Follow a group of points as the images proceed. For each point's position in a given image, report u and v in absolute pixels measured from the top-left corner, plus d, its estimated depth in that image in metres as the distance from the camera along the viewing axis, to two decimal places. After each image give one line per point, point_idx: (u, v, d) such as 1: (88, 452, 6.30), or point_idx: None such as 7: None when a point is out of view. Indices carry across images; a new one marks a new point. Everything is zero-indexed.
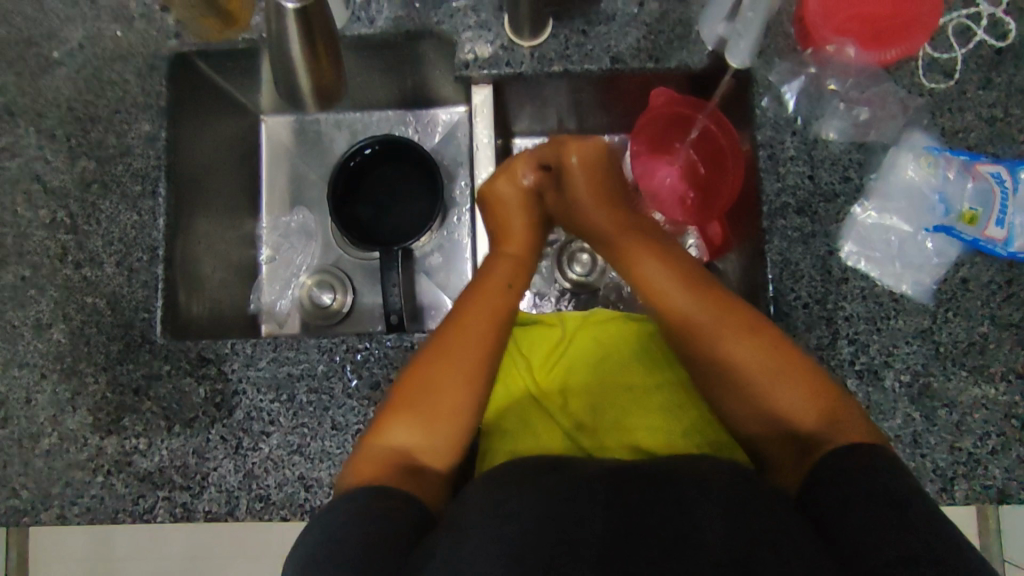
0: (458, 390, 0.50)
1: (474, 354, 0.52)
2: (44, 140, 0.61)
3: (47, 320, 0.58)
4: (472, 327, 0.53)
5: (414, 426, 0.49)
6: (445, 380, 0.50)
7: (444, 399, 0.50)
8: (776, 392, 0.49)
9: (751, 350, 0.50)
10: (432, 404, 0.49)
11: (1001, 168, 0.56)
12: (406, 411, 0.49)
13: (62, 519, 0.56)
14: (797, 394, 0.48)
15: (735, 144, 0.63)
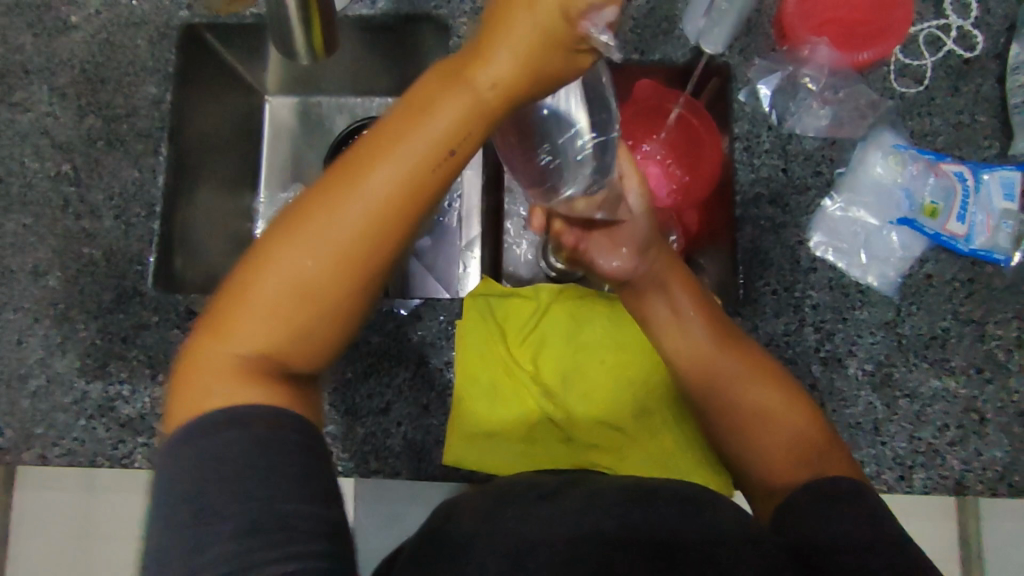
0: (311, 298, 0.35)
1: (346, 259, 0.34)
2: (56, 97, 0.64)
3: (44, 267, 0.61)
4: (344, 225, 0.34)
5: (268, 302, 0.35)
6: (293, 285, 0.35)
7: (326, 265, 0.34)
8: (744, 393, 0.50)
9: (731, 350, 0.51)
10: (287, 280, 0.35)
11: (964, 169, 0.60)
12: (256, 283, 0.35)
13: (42, 459, 0.58)
14: (760, 396, 0.49)
15: (714, 137, 0.65)
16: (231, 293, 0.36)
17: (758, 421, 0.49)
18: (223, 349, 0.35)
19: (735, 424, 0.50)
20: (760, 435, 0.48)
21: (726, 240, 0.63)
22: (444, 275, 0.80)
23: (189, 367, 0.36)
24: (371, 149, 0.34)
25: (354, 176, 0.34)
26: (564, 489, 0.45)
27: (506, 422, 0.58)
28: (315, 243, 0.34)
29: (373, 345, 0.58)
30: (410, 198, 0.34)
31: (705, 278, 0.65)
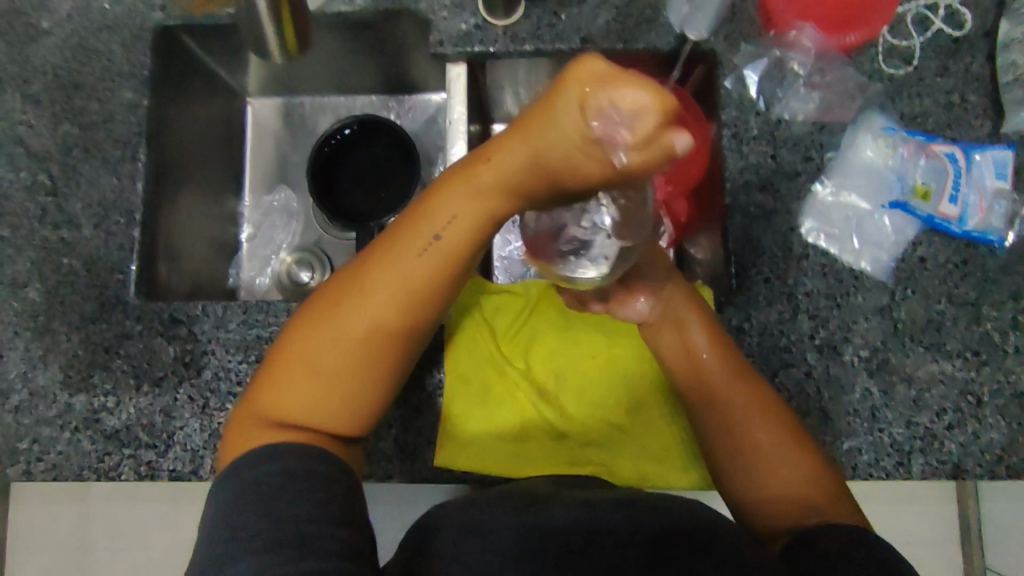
0: (342, 369, 0.45)
1: (379, 341, 0.45)
2: (29, 105, 0.62)
3: (23, 279, 0.60)
4: (379, 308, 0.45)
5: (336, 337, 0.45)
6: (331, 354, 0.45)
7: (377, 297, 0.44)
8: (744, 420, 0.50)
9: (727, 370, 0.51)
10: (358, 328, 0.45)
11: (956, 149, 0.58)
12: (329, 318, 0.45)
13: (28, 474, 0.57)
14: (763, 433, 0.49)
15: (701, 123, 0.64)
16: (310, 325, 0.45)
17: (758, 447, 0.49)
18: (302, 373, 0.45)
19: (737, 459, 0.50)
20: (765, 469, 0.49)
21: (719, 227, 0.61)
22: None
23: (273, 378, 0.45)
24: (417, 236, 0.44)
25: (401, 249, 0.44)
26: (549, 500, 0.43)
27: (497, 423, 0.57)
28: (376, 300, 0.44)
29: None
30: (448, 260, 0.44)
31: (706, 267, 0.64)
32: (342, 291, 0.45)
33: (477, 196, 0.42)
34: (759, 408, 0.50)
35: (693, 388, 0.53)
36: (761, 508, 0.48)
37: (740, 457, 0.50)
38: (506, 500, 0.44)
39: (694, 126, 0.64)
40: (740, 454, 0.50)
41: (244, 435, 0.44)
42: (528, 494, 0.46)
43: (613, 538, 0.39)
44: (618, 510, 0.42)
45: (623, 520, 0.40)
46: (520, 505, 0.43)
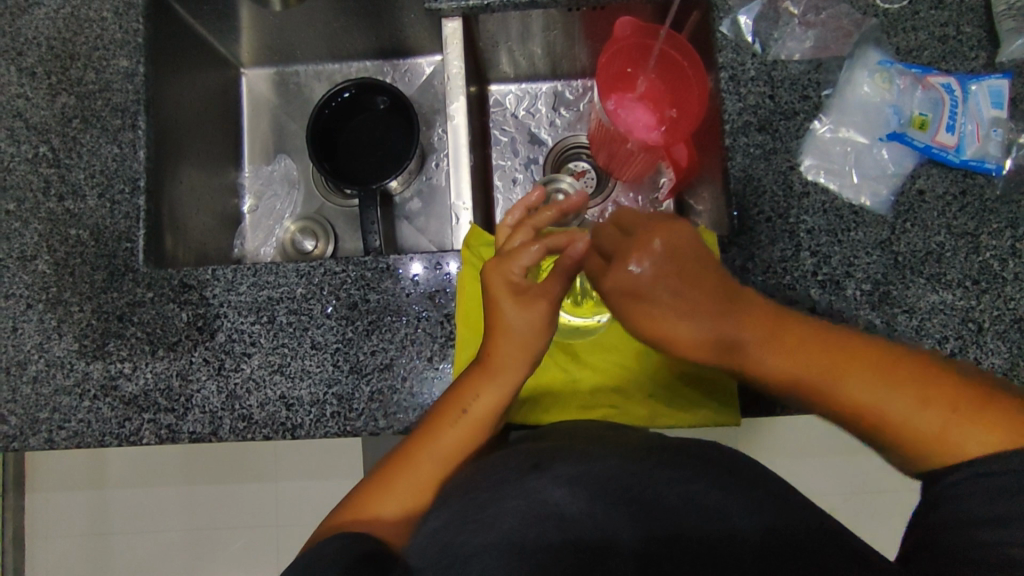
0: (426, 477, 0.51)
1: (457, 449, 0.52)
2: (25, 77, 0.63)
3: (31, 251, 0.60)
4: (459, 424, 0.52)
5: (399, 497, 0.51)
6: (415, 475, 0.51)
7: (425, 490, 0.51)
8: (861, 397, 0.44)
9: (812, 334, 0.46)
10: (416, 481, 0.51)
11: (952, 80, 0.59)
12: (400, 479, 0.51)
13: (50, 443, 0.57)
14: (858, 374, 0.44)
15: (696, 64, 0.65)
16: (371, 491, 0.51)
17: (891, 411, 0.43)
18: (367, 522, 0.49)
19: (889, 422, 0.43)
20: (911, 423, 0.42)
21: (719, 170, 0.62)
22: (437, 234, 0.80)
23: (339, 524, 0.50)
24: (450, 415, 0.52)
25: (439, 428, 0.52)
26: (554, 461, 0.44)
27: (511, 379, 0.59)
28: (426, 452, 0.52)
29: (371, 303, 0.58)
30: (478, 432, 0.52)
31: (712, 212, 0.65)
32: (394, 469, 0.52)
33: (498, 376, 0.52)
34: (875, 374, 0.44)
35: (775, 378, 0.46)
36: (944, 441, 0.41)
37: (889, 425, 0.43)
38: (514, 463, 0.46)
39: (690, 68, 0.65)
40: (877, 425, 0.43)
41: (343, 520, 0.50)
42: (531, 453, 0.47)
43: (620, 496, 0.40)
44: (620, 473, 0.42)
45: (629, 481, 0.41)
46: (523, 467, 0.44)
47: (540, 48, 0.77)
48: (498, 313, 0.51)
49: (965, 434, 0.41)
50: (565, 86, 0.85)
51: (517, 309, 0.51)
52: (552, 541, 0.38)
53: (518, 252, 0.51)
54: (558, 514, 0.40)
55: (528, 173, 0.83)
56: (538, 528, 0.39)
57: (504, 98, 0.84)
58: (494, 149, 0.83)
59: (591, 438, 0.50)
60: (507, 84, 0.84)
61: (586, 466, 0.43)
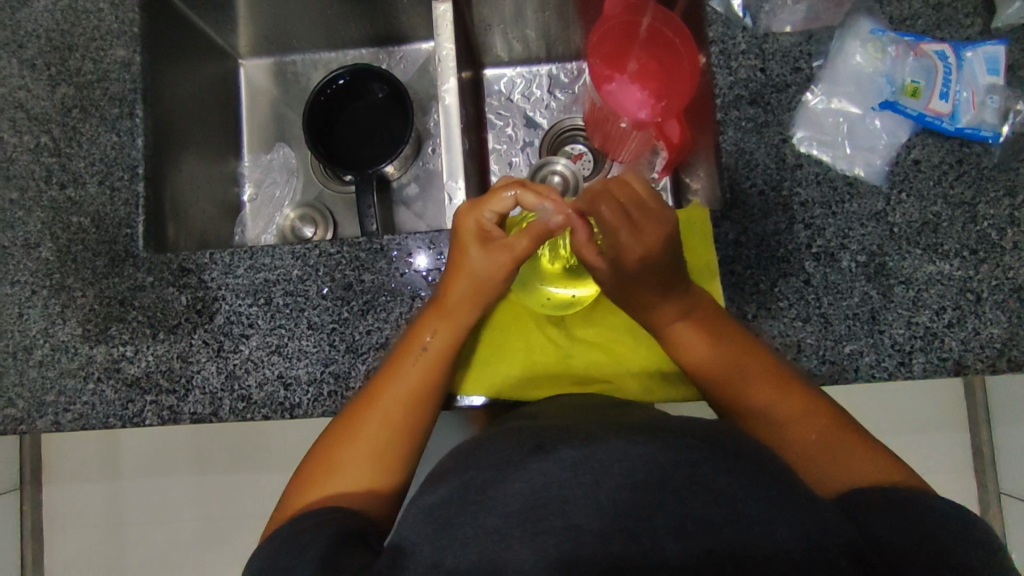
0: (379, 438, 0.51)
1: (409, 403, 0.52)
2: (26, 69, 0.64)
3: (35, 239, 0.62)
4: (405, 381, 0.52)
5: (363, 447, 0.50)
6: (365, 438, 0.51)
7: (389, 435, 0.51)
8: (754, 396, 0.53)
9: (731, 348, 0.54)
10: (376, 422, 0.51)
11: (946, 48, 0.60)
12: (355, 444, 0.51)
13: (56, 425, 0.59)
14: (765, 390, 0.53)
15: (685, 37, 0.64)
16: (334, 444, 0.51)
17: (790, 418, 0.51)
18: (332, 475, 0.49)
19: (781, 439, 0.51)
20: (795, 436, 0.51)
21: (712, 145, 0.61)
22: (434, 219, 0.81)
23: (303, 487, 0.49)
24: (409, 349, 0.54)
25: (398, 363, 0.53)
26: (558, 443, 0.43)
27: (514, 372, 0.59)
28: (391, 390, 0.52)
29: (366, 283, 0.59)
30: (437, 367, 0.54)
31: (707, 187, 0.65)
32: (356, 413, 0.52)
33: (450, 313, 0.55)
34: (778, 379, 0.53)
35: (699, 364, 0.55)
36: (828, 464, 0.49)
37: (779, 428, 0.52)
38: (507, 446, 0.46)
39: (679, 42, 0.65)
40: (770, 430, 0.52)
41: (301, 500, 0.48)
42: (528, 435, 0.46)
43: (623, 480, 0.39)
44: (628, 453, 0.40)
45: (636, 462, 0.39)
46: (524, 449, 0.43)
47: (534, 30, 0.77)
48: (461, 255, 0.56)
49: (859, 458, 0.48)
50: (560, 69, 0.85)
51: (483, 252, 0.56)
52: (552, 525, 0.38)
53: (491, 198, 0.56)
54: (558, 499, 0.39)
55: (525, 156, 0.83)
56: (537, 513, 0.39)
57: (499, 82, 0.84)
58: (490, 133, 0.83)
59: (585, 419, 0.50)
60: (502, 68, 0.84)
61: (590, 449, 0.41)
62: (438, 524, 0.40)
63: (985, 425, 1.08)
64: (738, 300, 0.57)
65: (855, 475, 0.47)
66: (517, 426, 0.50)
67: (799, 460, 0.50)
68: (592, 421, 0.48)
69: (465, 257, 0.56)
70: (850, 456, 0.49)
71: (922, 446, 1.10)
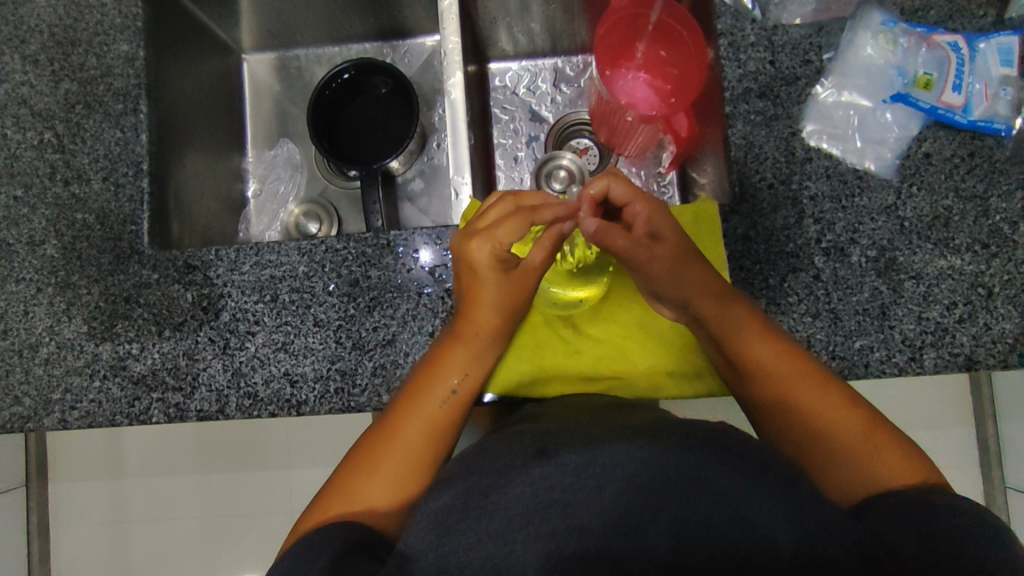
0: (407, 457, 0.51)
1: (438, 424, 0.53)
2: (29, 64, 0.64)
3: (40, 236, 0.61)
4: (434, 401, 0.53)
5: (387, 470, 0.50)
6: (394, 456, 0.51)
7: (413, 469, 0.51)
8: (797, 396, 0.51)
9: (772, 349, 0.52)
10: (398, 454, 0.51)
11: (959, 38, 0.59)
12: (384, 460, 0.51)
13: (63, 423, 0.59)
14: (809, 389, 0.51)
15: (693, 28, 0.64)
16: (355, 474, 0.51)
17: (827, 422, 0.50)
18: (350, 502, 0.49)
19: (822, 432, 0.50)
20: (840, 431, 0.50)
21: (720, 138, 0.61)
22: (439, 214, 0.80)
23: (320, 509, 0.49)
24: (439, 371, 0.54)
25: (420, 393, 0.53)
26: (561, 447, 0.43)
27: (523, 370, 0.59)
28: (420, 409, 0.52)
29: (372, 279, 0.58)
30: (460, 408, 0.54)
31: (715, 182, 0.64)
32: (377, 444, 0.52)
33: (473, 344, 0.55)
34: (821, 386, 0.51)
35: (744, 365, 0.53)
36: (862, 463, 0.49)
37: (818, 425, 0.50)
38: (513, 447, 0.45)
39: (686, 33, 0.64)
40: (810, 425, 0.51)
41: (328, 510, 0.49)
42: (534, 437, 0.46)
43: (624, 484, 0.39)
44: (629, 458, 0.40)
45: (637, 466, 0.39)
46: (527, 453, 0.43)
47: (539, 23, 0.76)
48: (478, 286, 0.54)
49: (884, 463, 0.48)
50: (565, 62, 0.84)
51: (502, 275, 0.54)
52: (554, 530, 0.38)
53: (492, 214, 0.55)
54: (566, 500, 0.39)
55: (530, 150, 0.83)
56: (541, 517, 0.39)
57: (504, 76, 0.84)
58: (495, 128, 0.83)
59: (591, 419, 0.49)
60: (507, 62, 0.83)
61: (593, 453, 0.41)
62: (442, 529, 0.40)
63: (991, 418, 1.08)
64: (746, 295, 0.57)
65: (886, 476, 0.47)
66: (523, 427, 0.50)
67: (836, 458, 0.49)
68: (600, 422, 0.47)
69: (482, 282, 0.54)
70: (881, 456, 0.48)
71: (927, 440, 1.10)
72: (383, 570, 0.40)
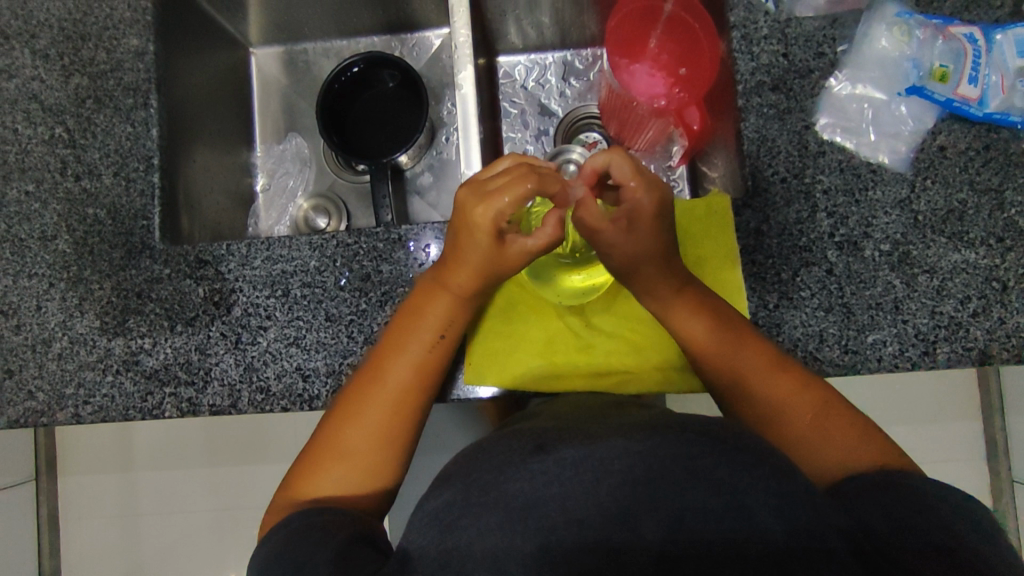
0: (383, 423, 0.51)
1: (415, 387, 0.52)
2: (39, 59, 0.64)
3: (52, 231, 0.61)
4: (409, 366, 0.52)
5: (363, 437, 0.50)
6: (367, 421, 0.50)
7: (385, 436, 0.50)
8: (756, 378, 0.51)
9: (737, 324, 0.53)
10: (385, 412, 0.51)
11: (975, 30, 0.59)
12: (357, 429, 0.50)
13: (77, 418, 0.59)
14: (761, 368, 0.51)
15: (705, 23, 0.64)
16: (334, 440, 0.50)
17: (790, 402, 0.49)
18: (339, 462, 0.49)
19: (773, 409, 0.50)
20: (788, 417, 0.49)
21: (732, 132, 0.60)
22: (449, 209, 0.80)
23: (307, 470, 0.49)
24: (414, 335, 0.53)
25: (403, 347, 0.52)
26: (559, 443, 0.43)
27: (522, 361, 0.58)
28: (394, 373, 0.52)
29: (384, 274, 0.58)
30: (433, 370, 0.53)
31: (726, 176, 0.64)
32: (361, 395, 0.51)
33: (450, 298, 0.54)
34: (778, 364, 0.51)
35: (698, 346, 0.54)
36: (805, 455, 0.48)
37: (777, 404, 0.50)
38: (514, 445, 0.45)
39: (699, 28, 0.64)
40: (767, 412, 0.50)
41: (305, 485, 0.49)
42: (534, 435, 0.46)
43: (622, 479, 0.38)
44: (627, 453, 0.40)
45: (635, 462, 0.39)
46: (526, 449, 0.43)
47: (548, 16, 0.76)
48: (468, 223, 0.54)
49: (849, 439, 0.47)
50: (575, 56, 0.84)
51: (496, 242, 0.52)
52: (554, 524, 0.37)
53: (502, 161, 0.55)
54: (559, 498, 0.39)
55: (539, 145, 0.82)
56: (541, 510, 0.38)
57: (513, 70, 0.83)
58: (504, 122, 0.82)
59: (592, 416, 0.49)
60: (516, 56, 0.83)
61: (591, 448, 0.41)
62: (443, 526, 0.40)
63: (1000, 414, 1.07)
64: (759, 291, 0.56)
65: (851, 457, 0.46)
66: (524, 425, 0.50)
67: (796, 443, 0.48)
68: (602, 422, 0.47)
69: (475, 248, 0.52)
70: (843, 437, 0.47)
71: (936, 435, 1.09)
72: (386, 566, 0.40)
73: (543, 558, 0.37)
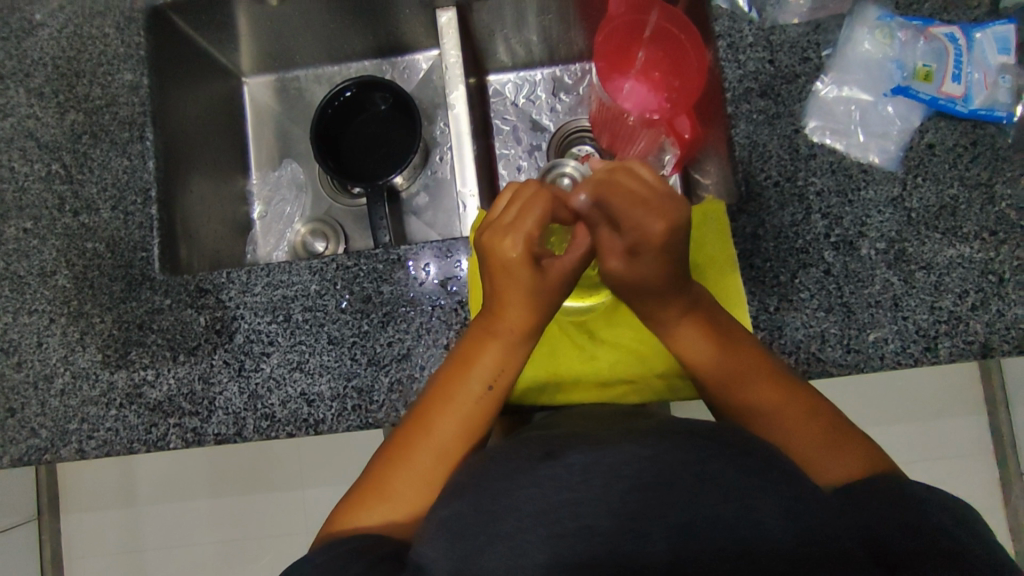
0: (432, 463, 0.49)
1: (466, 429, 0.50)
2: (34, 97, 0.64)
3: (51, 267, 0.61)
4: (462, 407, 0.51)
5: (411, 474, 0.49)
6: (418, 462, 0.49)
7: (433, 475, 0.49)
8: (767, 406, 0.50)
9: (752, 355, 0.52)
10: (431, 452, 0.50)
11: (955, 30, 0.60)
12: (406, 469, 0.49)
13: (81, 453, 0.58)
14: (771, 395, 0.50)
15: (690, 36, 0.65)
16: (381, 475, 0.50)
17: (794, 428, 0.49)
18: (382, 499, 0.48)
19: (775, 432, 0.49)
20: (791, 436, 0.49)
21: (724, 140, 0.61)
22: (445, 228, 0.81)
23: (352, 504, 0.49)
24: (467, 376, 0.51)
25: (453, 394, 0.51)
26: (567, 451, 0.43)
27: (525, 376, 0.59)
28: (447, 417, 0.50)
29: (385, 295, 0.58)
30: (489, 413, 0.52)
31: (720, 184, 0.65)
32: (410, 435, 0.51)
33: (503, 340, 0.52)
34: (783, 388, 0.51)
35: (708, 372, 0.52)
36: (816, 460, 0.48)
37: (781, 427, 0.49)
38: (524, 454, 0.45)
39: (684, 40, 0.65)
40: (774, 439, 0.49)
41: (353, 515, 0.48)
42: (542, 443, 0.46)
43: (632, 483, 0.38)
44: (636, 458, 0.40)
45: (644, 466, 0.39)
46: (535, 456, 0.43)
47: (536, 33, 0.77)
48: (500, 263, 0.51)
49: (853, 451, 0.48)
50: (564, 71, 0.85)
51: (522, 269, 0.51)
52: (570, 529, 0.37)
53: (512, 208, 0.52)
54: (573, 502, 0.38)
55: (532, 160, 0.83)
56: (555, 517, 0.38)
57: (503, 88, 0.84)
58: (497, 139, 0.83)
59: (601, 425, 0.49)
60: (505, 74, 0.84)
61: (600, 455, 0.41)
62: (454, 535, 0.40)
63: (1004, 409, 1.08)
64: (758, 294, 0.56)
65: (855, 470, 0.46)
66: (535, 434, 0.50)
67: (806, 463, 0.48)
68: (610, 429, 0.47)
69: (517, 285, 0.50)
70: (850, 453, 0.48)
71: (942, 432, 1.09)
72: None
73: (558, 563, 0.36)
